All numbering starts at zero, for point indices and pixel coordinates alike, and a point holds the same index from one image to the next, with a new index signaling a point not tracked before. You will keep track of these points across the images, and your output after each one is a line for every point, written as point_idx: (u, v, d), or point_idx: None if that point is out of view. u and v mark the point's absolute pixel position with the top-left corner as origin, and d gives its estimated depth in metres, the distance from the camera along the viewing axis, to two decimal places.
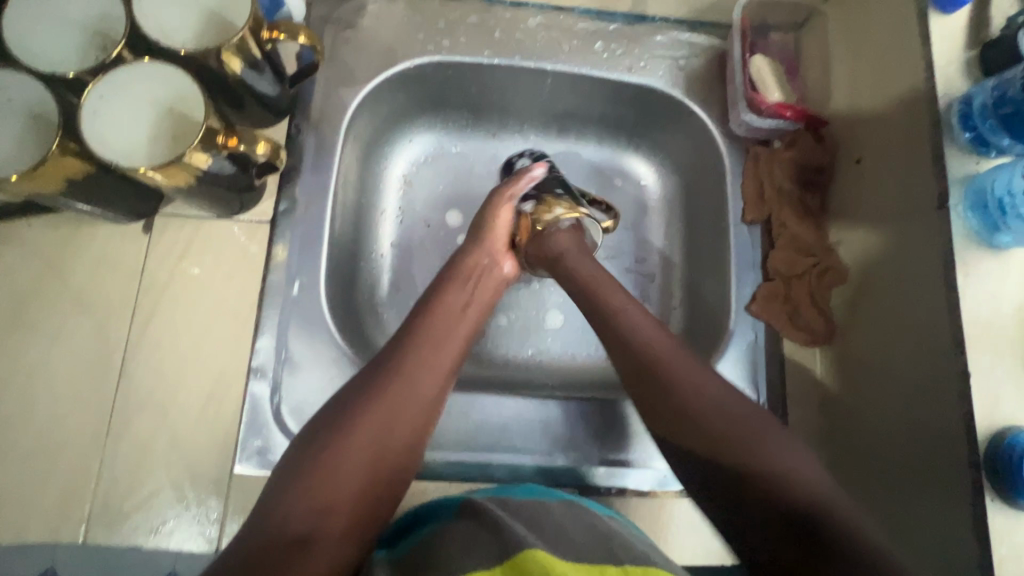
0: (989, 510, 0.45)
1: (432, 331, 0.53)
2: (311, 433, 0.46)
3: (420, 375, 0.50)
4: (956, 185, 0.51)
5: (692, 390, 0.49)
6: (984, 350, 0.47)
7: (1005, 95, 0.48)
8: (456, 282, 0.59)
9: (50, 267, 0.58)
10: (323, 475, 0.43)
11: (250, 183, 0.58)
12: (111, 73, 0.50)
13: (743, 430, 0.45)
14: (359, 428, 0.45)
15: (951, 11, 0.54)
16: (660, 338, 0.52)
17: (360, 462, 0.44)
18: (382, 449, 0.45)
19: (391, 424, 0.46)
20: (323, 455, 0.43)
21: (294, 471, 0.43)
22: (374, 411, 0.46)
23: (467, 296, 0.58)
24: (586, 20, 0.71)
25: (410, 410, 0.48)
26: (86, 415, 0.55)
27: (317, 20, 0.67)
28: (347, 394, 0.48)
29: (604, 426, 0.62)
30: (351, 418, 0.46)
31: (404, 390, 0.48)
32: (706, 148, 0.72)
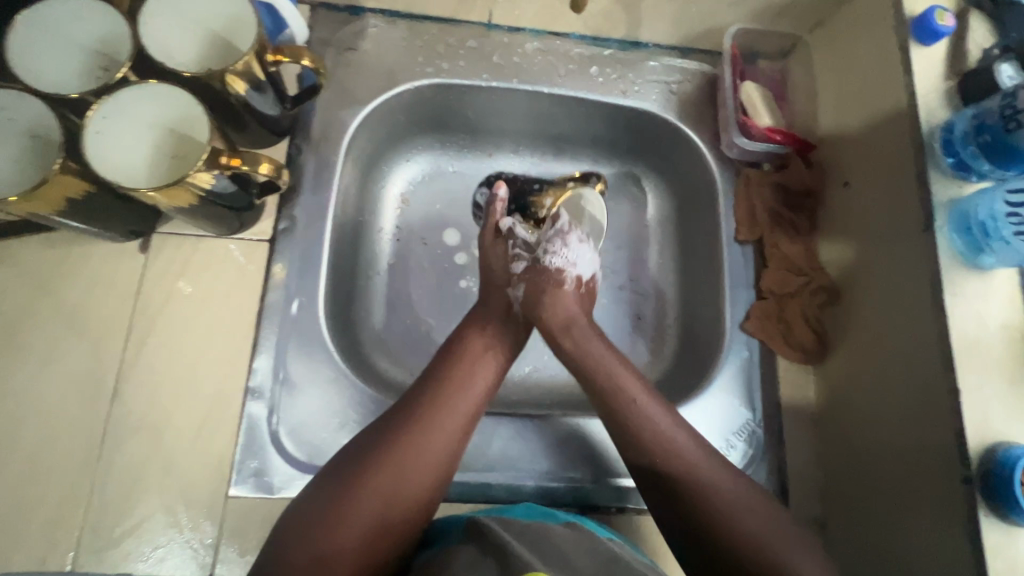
0: (983, 525, 0.46)
1: (455, 383, 0.54)
2: (327, 482, 0.46)
3: (438, 431, 0.50)
4: (941, 208, 0.53)
5: (682, 450, 0.50)
6: (972, 369, 0.49)
7: (984, 123, 0.50)
8: (473, 338, 0.59)
9: (43, 286, 0.57)
10: (337, 525, 0.44)
11: (250, 202, 0.58)
12: (118, 93, 0.49)
13: (700, 491, 0.48)
14: (374, 483, 0.46)
15: (931, 43, 0.56)
16: (667, 422, 0.52)
17: (372, 513, 0.45)
18: (397, 502, 0.46)
19: (408, 480, 0.47)
20: (337, 510, 0.44)
21: (305, 521, 0.44)
22: (389, 468, 0.47)
23: (484, 350, 0.58)
24: (581, 46, 0.73)
25: (428, 467, 0.48)
26: (76, 439, 0.54)
27: (318, 42, 0.68)
28: (363, 447, 0.48)
29: (584, 461, 0.61)
30: (369, 472, 0.46)
31: (422, 446, 0.49)
32: (698, 170, 0.73)
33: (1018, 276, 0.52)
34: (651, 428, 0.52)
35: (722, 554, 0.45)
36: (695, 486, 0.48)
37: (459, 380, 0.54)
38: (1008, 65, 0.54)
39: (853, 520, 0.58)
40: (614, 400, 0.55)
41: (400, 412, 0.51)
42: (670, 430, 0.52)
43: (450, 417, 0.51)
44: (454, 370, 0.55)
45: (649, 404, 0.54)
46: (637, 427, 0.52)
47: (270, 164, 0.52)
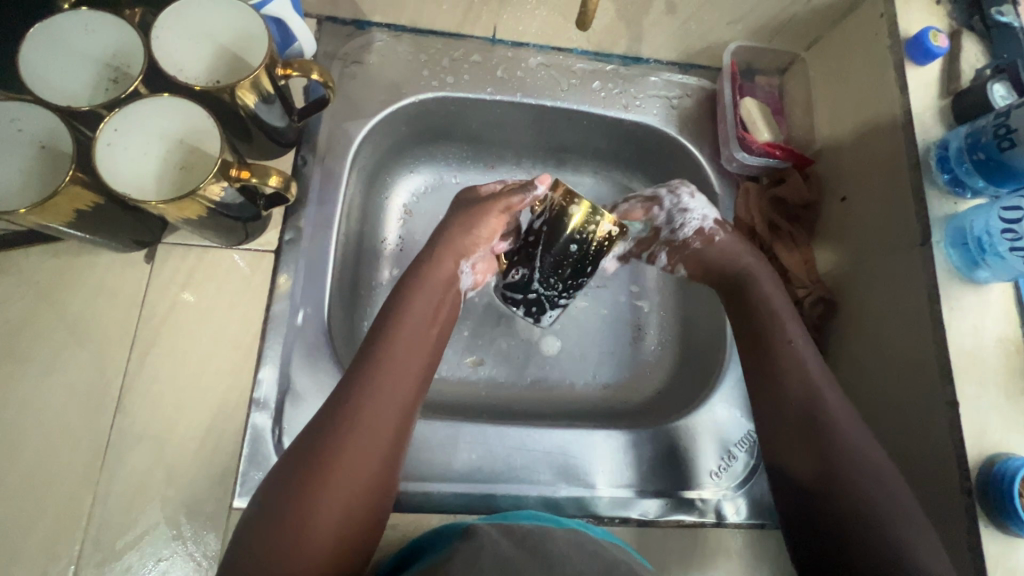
0: (983, 536, 0.47)
1: (401, 356, 0.53)
2: (286, 470, 0.46)
3: (386, 407, 0.50)
4: (937, 223, 0.54)
5: (816, 394, 0.54)
6: (970, 381, 0.50)
7: (978, 142, 0.52)
8: (420, 296, 0.58)
9: (46, 296, 0.57)
10: (304, 516, 0.43)
11: (256, 213, 0.58)
12: (130, 107, 0.50)
13: (820, 439, 0.52)
14: (337, 470, 0.46)
15: (925, 63, 0.58)
16: (815, 372, 0.55)
17: (338, 495, 0.45)
18: (361, 485, 0.47)
19: (367, 461, 0.47)
20: (303, 501, 0.44)
21: (276, 516, 0.43)
22: (349, 451, 0.47)
23: (432, 310, 0.58)
24: (583, 60, 0.74)
25: (382, 442, 0.49)
26: (78, 450, 0.53)
27: (324, 55, 0.69)
28: (316, 430, 0.48)
29: (668, 457, 0.63)
30: (326, 458, 0.46)
31: (376, 423, 0.49)
32: (698, 183, 0.75)
33: (1012, 289, 0.53)
34: (801, 372, 0.56)
35: (833, 491, 0.49)
36: (819, 424, 0.53)
37: (404, 355, 0.53)
38: (1000, 85, 0.55)
39: None
40: (776, 344, 0.58)
41: (343, 389, 0.50)
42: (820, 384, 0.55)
43: (395, 392, 0.51)
44: (397, 340, 0.54)
45: (804, 345, 0.57)
46: (802, 381, 0.55)
47: (279, 176, 0.53)
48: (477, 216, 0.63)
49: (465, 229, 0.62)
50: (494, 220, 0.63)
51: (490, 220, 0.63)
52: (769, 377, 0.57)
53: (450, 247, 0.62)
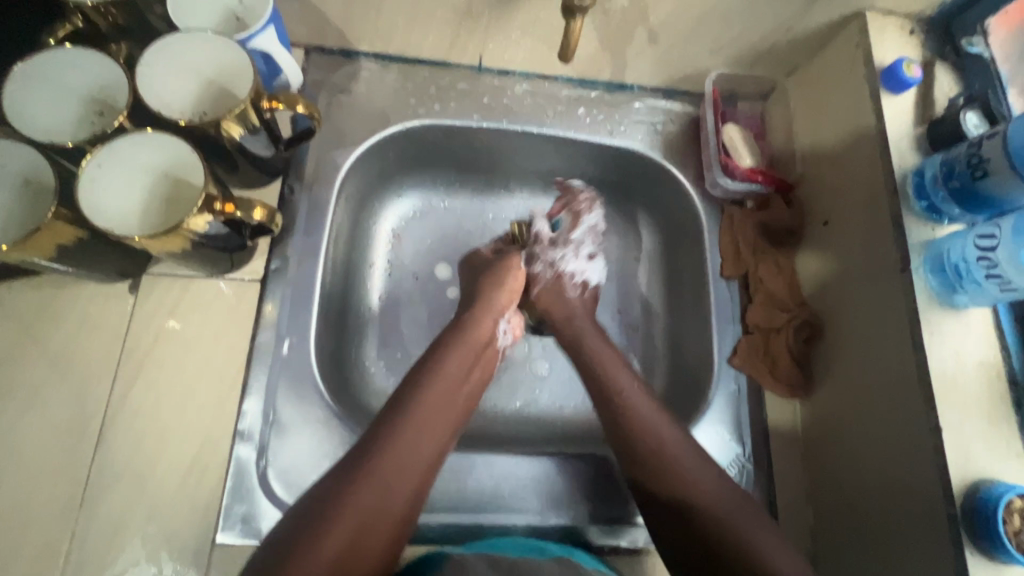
0: (969, 563, 0.47)
1: (430, 409, 0.54)
2: (315, 496, 0.47)
3: (406, 461, 0.50)
4: (916, 249, 0.55)
5: (651, 433, 0.56)
6: (952, 406, 0.50)
7: (953, 170, 0.53)
8: (461, 345, 0.60)
9: (28, 329, 0.56)
10: (306, 558, 0.42)
11: (242, 243, 0.58)
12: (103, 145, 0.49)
13: (655, 447, 0.55)
14: (348, 514, 0.45)
15: (900, 92, 0.60)
16: (640, 399, 0.58)
17: (357, 523, 0.45)
18: (367, 534, 0.46)
19: (379, 512, 0.47)
20: (307, 542, 0.43)
21: (280, 554, 0.42)
22: (363, 498, 0.47)
23: (471, 359, 0.60)
24: (569, 87, 0.75)
25: (396, 495, 0.49)
26: (56, 488, 0.52)
27: (312, 84, 0.70)
28: (349, 462, 0.49)
29: (597, 481, 0.62)
30: (339, 502, 0.46)
31: (393, 476, 0.49)
32: (683, 207, 0.76)
33: (991, 313, 0.54)
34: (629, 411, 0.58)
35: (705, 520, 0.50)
36: (651, 448, 0.55)
37: (433, 409, 0.54)
38: (972, 113, 0.57)
39: (843, 555, 0.58)
40: (589, 365, 0.63)
41: (368, 438, 0.51)
42: (637, 406, 0.58)
43: (419, 445, 0.52)
44: (430, 395, 0.55)
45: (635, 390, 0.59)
46: (632, 411, 0.57)
47: (264, 210, 0.54)
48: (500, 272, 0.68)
49: (496, 285, 0.67)
50: (518, 271, 0.69)
51: (514, 271, 0.69)
52: (610, 418, 0.58)
53: (483, 303, 0.65)
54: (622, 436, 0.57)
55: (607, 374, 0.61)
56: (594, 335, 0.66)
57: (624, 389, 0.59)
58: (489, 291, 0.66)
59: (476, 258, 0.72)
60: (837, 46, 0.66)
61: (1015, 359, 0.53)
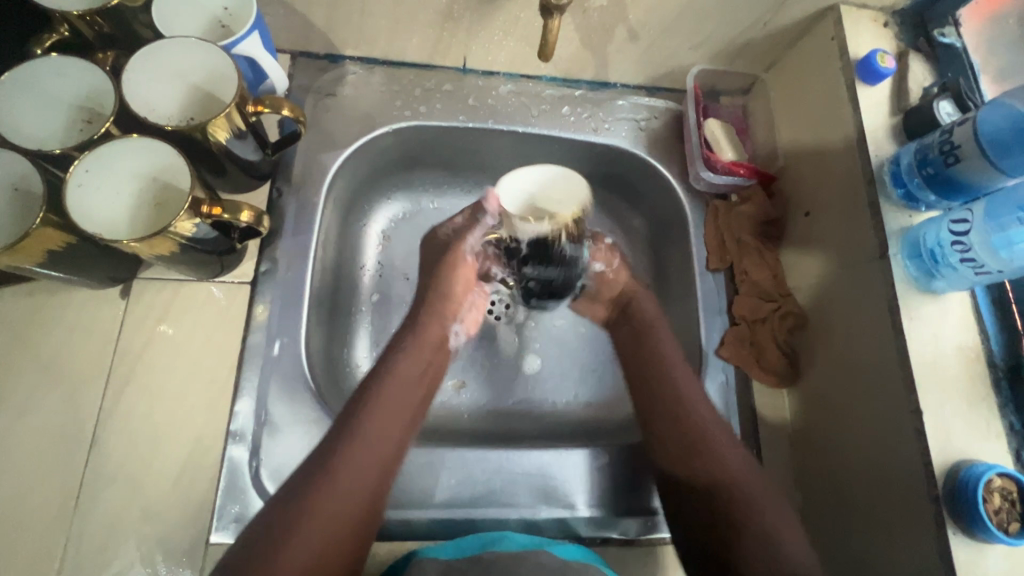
0: (953, 543, 0.47)
1: (386, 408, 0.54)
2: (275, 505, 0.47)
3: (365, 459, 0.50)
4: (893, 236, 0.56)
5: (698, 417, 0.58)
6: (932, 389, 0.51)
7: (926, 157, 0.54)
8: (416, 343, 0.60)
9: (20, 336, 0.57)
10: (274, 563, 0.44)
11: (231, 246, 0.59)
12: (81, 156, 0.50)
13: (672, 402, 0.59)
14: (314, 517, 0.46)
15: (874, 83, 0.61)
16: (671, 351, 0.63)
17: (320, 527, 0.46)
18: (335, 533, 0.47)
19: (343, 511, 0.48)
20: (274, 548, 0.44)
21: (248, 562, 0.43)
22: (325, 500, 0.47)
23: (425, 357, 0.60)
24: (552, 87, 0.76)
25: (360, 492, 0.49)
26: (51, 490, 0.53)
27: (298, 90, 0.70)
28: (308, 467, 0.49)
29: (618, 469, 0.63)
30: (301, 507, 0.47)
31: (353, 475, 0.49)
32: (668, 202, 0.77)
33: (969, 298, 0.55)
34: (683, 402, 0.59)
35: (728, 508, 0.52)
36: (697, 433, 0.57)
37: (388, 408, 0.54)
38: (945, 102, 0.58)
39: (832, 541, 0.59)
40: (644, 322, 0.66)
41: (324, 441, 0.51)
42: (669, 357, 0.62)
43: (376, 443, 0.52)
44: (383, 394, 0.55)
45: (686, 380, 0.60)
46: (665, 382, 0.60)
47: (252, 211, 0.54)
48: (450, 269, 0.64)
49: (450, 289, 0.64)
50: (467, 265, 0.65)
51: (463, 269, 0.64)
52: (636, 374, 0.63)
53: (438, 296, 0.64)
54: (657, 408, 0.60)
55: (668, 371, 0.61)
56: (653, 306, 0.68)
57: (679, 385, 0.60)
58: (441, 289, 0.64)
59: (430, 245, 0.67)
60: (814, 40, 0.67)
61: (993, 342, 0.54)
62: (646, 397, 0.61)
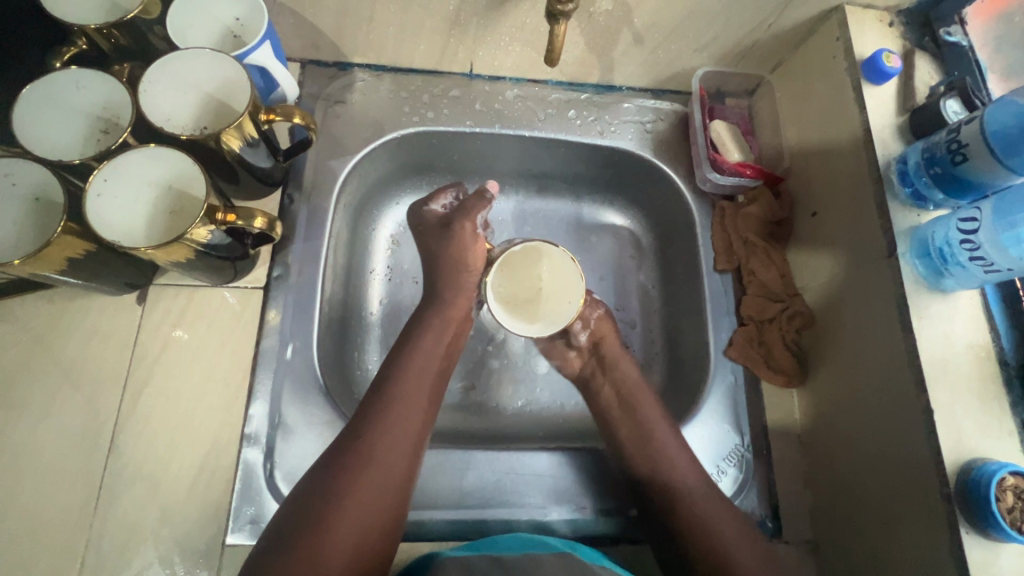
0: (966, 542, 0.47)
1: (411, 397, 0.56)
2: (309, 487, 0.48)
3: (396, 444, 0.52)
4: (902, 235, 0.56)
5: (670, 462, 0.59)
6: (943, 388, 0.51)
7: (934, 156, 0.54)
8: (434, 325, 0.63)
9: (40, 342, 0.58)
10: (320, 542, 0.45)
11: (244, 252, 0.60)
12: (103, 165, 0.51)
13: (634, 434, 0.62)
14: (354, 498, 0.48)
15: (880, 83, 0.61)
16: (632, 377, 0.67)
17: (357, 508, 0.47)
18: (375, 515, 0.48)
19: (377, 492, 0.49)
20: (319, 526, 0.45)
21: (294, 540, 0.44)
22: (362, 483, 0.49)
23: (439, 345, 0.62)
24: (558, 91, 0.77)
25: (394, 476, 0.51)
26: (71, 494, 0.54)
27: (308, 97, 0.72)
28: (337, 451, 0.51)
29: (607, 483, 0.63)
30: (334, 492, 0.48)
31: (387, 460, 0.51)
32: (675, 203, 0.77)
33: (979, 295, 0.55)
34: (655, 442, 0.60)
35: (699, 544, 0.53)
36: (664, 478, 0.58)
37: (409, 397, 0.56)
38: (952, 100, 0.58)
39: (844, 541, 0.59)
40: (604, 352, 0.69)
41: (351, 431, 0.52)
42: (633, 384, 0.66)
43: (404, 429, 0.53)
44: (403, 382, 0.56)
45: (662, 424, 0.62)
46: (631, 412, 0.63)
47: (264, 218, 0.55)
48: (454, 244, 0.69)
49: (458, 265, 0.68)
50: (476, 240, 0.69)
51: (468, 238, 0.69)
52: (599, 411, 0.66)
53: (446, 280, 0.67)
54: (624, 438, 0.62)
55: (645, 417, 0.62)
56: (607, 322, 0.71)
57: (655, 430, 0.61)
58: (450, 269, 0.68)
59: (428, 222, 0.71)
60: (819, 40, 0.67)
61: (1003, 340, 0.54)
62: (622, 442, 0.62)
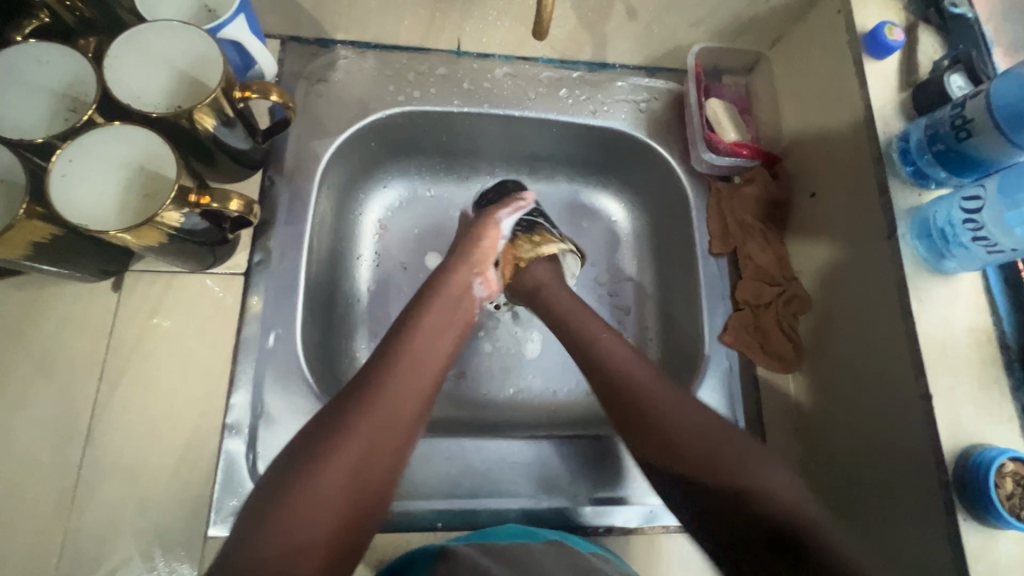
0: (963, 529, 0.46)
1: (410, 358, 0.53)
2: (296, 452, 0.46)
3: (389, 416, 0.49)
4: (903, 216, 0.54)
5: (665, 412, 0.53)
6: (942, 373, 0.50)
7: (937, 133, 0.52)
8: (439, 300, 0.59)
9: (11, 331, 0.56)
10: (301, 500, 0.43)
11: (223, 237, 0.58)
12: (48, 175, 0.47)
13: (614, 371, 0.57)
14: (338, 456, 0.45)
15: (882, 57, 0.59)
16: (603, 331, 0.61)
17: (347, 472, 0.45)
18: (360, 485, 0.46)
19: (373, 455, 0.47)
20: (297, 486, 0.44)
21: (270, 503, 0.43)
22: (349, 445, 0.46)
23: (448, 318, 0.58)
24: (549, 69, 0.74)
25: (392, 434, 0.49)
26: (48, 484, 0.53)
27: (289, 75, 0.69)
28: (322, 423, 0.48)
29: (600, 464, 0.62)
30: (316, 462, 0.45)
31: (382, 423, 0.48)
32: (671, 185, 0.75)
33: (979, 277, 0.53)
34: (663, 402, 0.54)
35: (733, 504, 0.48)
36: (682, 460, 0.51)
37: (412, 362, 0.53)
38: (956, 76, 0.56)
39: None
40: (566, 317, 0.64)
41: (341, 402, 0.49)
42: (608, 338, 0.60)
43: (402, 402, 0.50)
44: (417, 340, 0.55)
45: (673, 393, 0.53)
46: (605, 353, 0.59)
47: (241, 201, 0.53)
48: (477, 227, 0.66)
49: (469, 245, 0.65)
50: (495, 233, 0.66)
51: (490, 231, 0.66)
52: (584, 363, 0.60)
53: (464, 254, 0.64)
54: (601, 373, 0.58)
55: (657, 395, 0.55)
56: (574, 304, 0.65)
57: (658, 411, 0.53)
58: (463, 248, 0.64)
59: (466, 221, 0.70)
60: (820, 12, 0.65)
61: (1005, 324, 0.52)
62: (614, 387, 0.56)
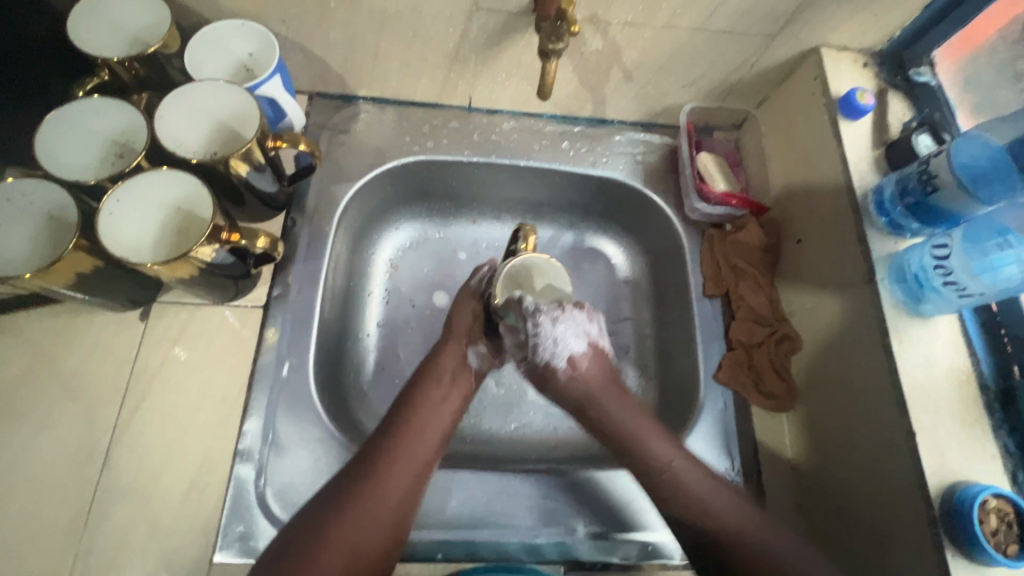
0: (952, 566, 0.47)
1: (407, 440, 0.55)
2: (291, 533, 0.48)
3: (381, 499, 0.51)
4: (880, 261, 0.58)
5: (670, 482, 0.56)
6: (924, 412, 0.52)
7: (906, 187, 0.57)
8: (432, 377, 0.62)
9: (44, 356, 0.60)
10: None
11: (246, 271, 0.62)
12: (97, 214, 0.52)
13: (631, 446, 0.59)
14: (331, 541, 0.47)
15: (855, 118, 0.65)
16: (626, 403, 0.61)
17: (341, 555, 0.47)
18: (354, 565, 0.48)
19: (362, 533, 0.49)
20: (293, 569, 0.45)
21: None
22: (341, 530, 0.48)
23: (444, 391, 0.61)
24: (552, 123, 0.80)
25: (378, 520, 0.50)
26: (64, 505, 0.55)
27: (315, 126, 0.75)
28: (320, 504, 0.50)
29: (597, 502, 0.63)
30: (313, 541, 0.47)
31: (373, 501, 0.51)
32: (666, 231, 0.79)
33: (957, 321, 0.57)
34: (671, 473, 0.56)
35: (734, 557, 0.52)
36: (701, 510, 0.54)
37: (410, 442, 0.55)
38: (923, 136, 0.61)
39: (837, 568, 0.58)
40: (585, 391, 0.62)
41: (338, 483, 0.51)
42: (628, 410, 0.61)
43: (396, 484, 0.52)
44: (416, 416, 0.58)
45: (682, 460, 0.57)
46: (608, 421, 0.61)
47: (266, 238, 0.59)
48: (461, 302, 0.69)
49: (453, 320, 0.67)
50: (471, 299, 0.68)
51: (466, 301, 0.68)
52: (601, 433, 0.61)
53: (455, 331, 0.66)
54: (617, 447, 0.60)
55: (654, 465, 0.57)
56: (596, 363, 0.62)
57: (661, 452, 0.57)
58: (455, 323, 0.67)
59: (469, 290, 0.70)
60: (799, 78, 0.71)
61: (984, 365, 0.55)
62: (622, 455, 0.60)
